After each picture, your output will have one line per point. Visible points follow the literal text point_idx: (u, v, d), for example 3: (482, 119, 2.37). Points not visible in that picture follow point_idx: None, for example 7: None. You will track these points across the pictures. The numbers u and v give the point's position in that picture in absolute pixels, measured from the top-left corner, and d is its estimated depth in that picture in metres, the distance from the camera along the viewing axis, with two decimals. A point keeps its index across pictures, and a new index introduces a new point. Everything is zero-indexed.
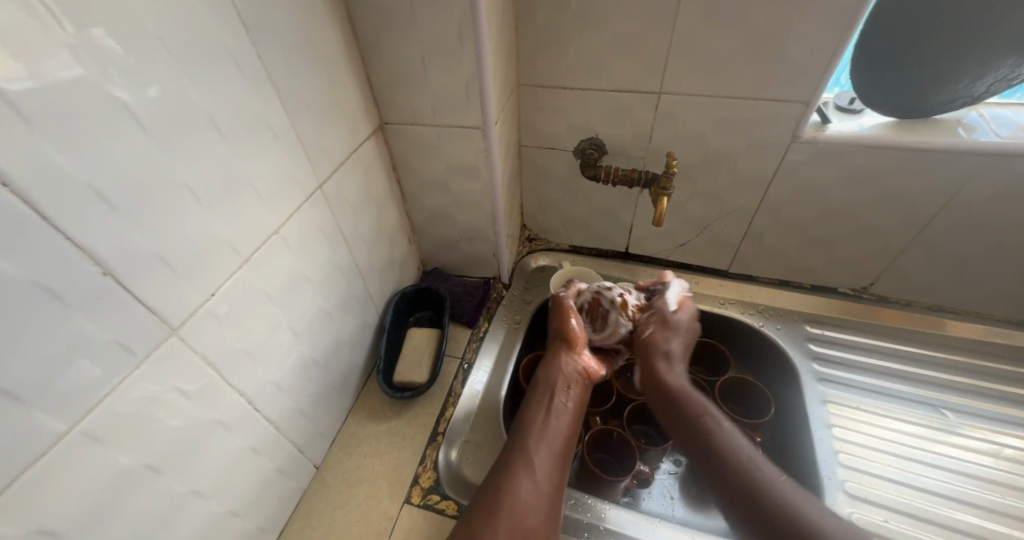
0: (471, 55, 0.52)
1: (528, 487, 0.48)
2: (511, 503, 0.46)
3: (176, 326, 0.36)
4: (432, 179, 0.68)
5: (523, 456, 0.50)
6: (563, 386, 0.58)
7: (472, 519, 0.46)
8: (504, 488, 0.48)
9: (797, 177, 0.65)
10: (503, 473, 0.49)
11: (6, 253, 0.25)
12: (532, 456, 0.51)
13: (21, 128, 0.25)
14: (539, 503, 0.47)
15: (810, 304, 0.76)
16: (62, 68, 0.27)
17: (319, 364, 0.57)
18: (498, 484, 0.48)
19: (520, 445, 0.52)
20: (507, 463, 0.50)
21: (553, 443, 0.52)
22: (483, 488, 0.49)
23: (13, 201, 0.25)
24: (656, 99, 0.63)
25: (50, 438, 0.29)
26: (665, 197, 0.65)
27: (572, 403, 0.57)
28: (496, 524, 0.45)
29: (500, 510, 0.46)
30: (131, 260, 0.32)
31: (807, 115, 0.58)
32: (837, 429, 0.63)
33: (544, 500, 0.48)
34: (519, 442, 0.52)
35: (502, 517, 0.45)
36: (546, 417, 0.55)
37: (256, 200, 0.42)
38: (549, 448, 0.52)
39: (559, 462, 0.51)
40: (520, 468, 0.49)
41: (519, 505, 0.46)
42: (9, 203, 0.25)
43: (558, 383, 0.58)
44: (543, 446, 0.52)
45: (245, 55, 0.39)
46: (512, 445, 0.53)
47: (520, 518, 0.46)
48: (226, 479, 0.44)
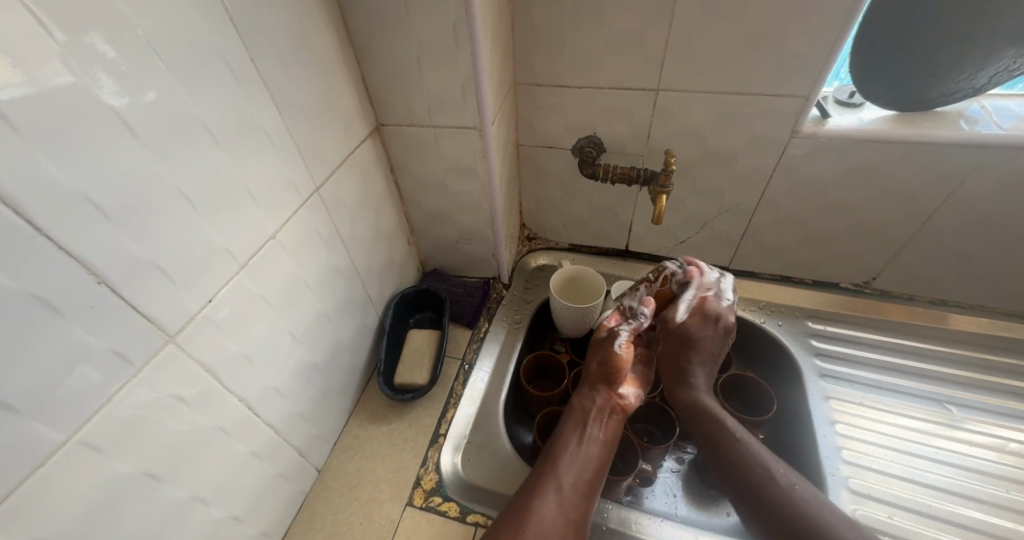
0: (466, 54, 0.52)
1: (556, 514, 0.48)
2: (538, 528, 0.46)
3: (173, 333, 0.36)
4: (430, 179, 0.67)
5: (552, 480, 0.50)
6: (597, 414, 0.56)
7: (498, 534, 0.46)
8: (532, 513, 0.47)
9: (797, 172, 0.64)
10: (527, 498, 0.49)
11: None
12: (562, 481, 0.50)
13: (9, 135, 0.25)
14: (566, 531, 0.47)
15: (811, 299, 0.75)
16: (53, 76, 0.27)
17: (319, 367, 0.57)
18: (526, 507, 0.48)
19: (550, 468, 0.51)
20: (533, 488, 0.50)
21: (584, 472, 0.51)
22: (509, 508, 0.49)
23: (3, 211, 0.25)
24: (653, 96, 0.62)
25: (47, 448, 0.29)
26: (664, 194, 0.65)
27: (606, 432, 0.55)
28: None
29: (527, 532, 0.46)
30: (126, 269, 0.32)
31: (806, 110, 0.58)
32: (840, 425, 0.63)
33: (572, 527, 0.48)
34: (551, 466, 0.52)
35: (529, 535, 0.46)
36: (580, 442, 0.54)
37: (253, 205, 0.42)
38: (578, 475, 0.51)
39: (590, 489, 0.51)
40: (549, 495, 0.49)
41: (548, 530, 0.46)
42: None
43: (592, 411, 0.56)
44: (573, 473, 0.51)
45: (237, 59, 0.39)
46: (542, 465, 0.52)
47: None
48: (227, 484, 0.44)
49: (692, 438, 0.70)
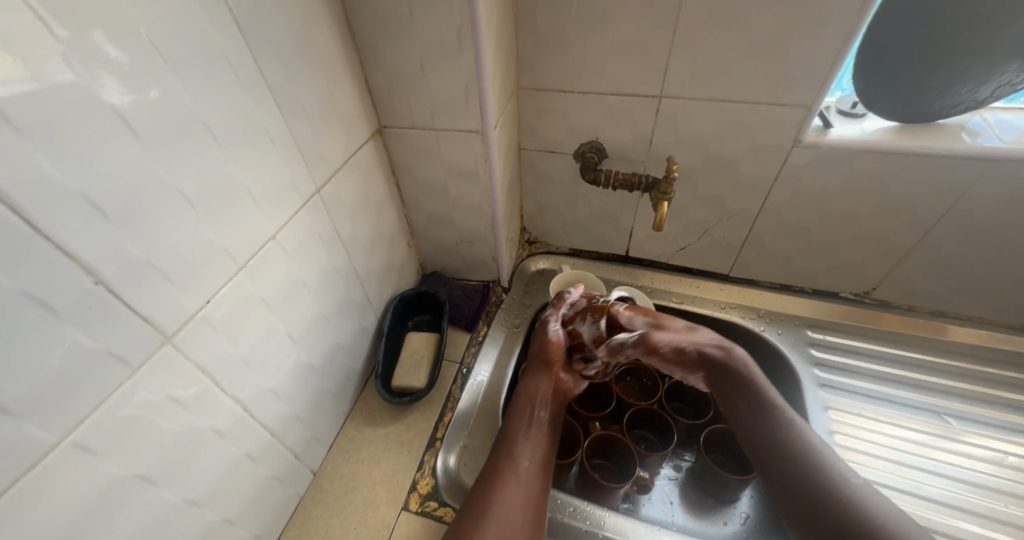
0: (471, 60, 0.52)
1: (516, 497, 0.49)
2: (499, 512, 0.47)
3: (171, 334, 0.36)
4: (431, 182, 0.67)
5: (511, 464, 0.51)
6: (543, 400, 0.59)
7: (463, 520, 0.47)
8: (493, 495, 0.48)
9: (799, 181, 0.64)
10: (489, 487, 0.49)
11: None
12: (519, 464, 0.51)
13: (10, 135, 0.25)
14: (526, 513, 0.48)
15: (811, 308, 0.75)
16: (55, 73, 0.26)
17: (317, 369, 0.57)
18: (486, 495, 0.49)
19: (506, 452, 0.53)
20: (492, 477, 0.50)
21: (537, 453, 0.53)
22: (472, 494, 0.50)
23: (1, 210, 0.25)
24: (656, 102, 0.62)
25: (41, 449, 0.29)
26: (666, 201, 0.64)
27: (549, 415, 0.58)
28: (487, 524, 0.46)
29: (489, 516, 0.47)
30: (124, 269, 0.32)
31: (809, 120, 0.58)
32: (839, 436, 0.63)
33: (532, 506, 0.49)
34: (507, 454, 0.53)
35: (492, 517, 0.47)
36: (530, 426, 0.56)
37: (254, 205, 0.42)
38: (532, 458, 0.53)
39: (544, 468, 0.53)
40: (507, 473, 0.50)
41: (510, 510, 0.47)
42: None
43: (537, 398, 0.58)
44: (528, 455, 0.53)
45: (240, 59, 0.38)
46: (498, 454, 0.53)
47: (510, 519, 0.47)
48: (221, 486, 0.44)
49: (690, 446, 0.70)
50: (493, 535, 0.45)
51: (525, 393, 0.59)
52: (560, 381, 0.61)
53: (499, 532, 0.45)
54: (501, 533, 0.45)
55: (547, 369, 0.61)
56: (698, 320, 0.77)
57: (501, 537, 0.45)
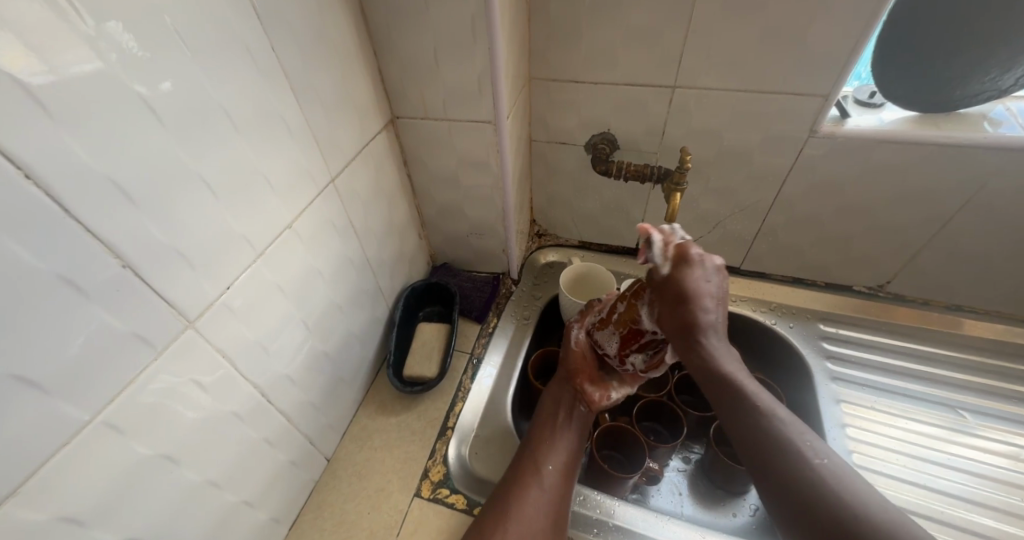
0: (484, 49, 0.52)
1: (539, 499, 0.49)
2: (523, 513, 0.48)
3: (193, 319, 0.37)
4: (443, 173, 0.68)
5: (533, 467, 0.52)
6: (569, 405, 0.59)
7: (484, 520, 0.48)
8: (515, 497, 0.49)
9: (813, 172, 0.63)
10: (509, 489, 0.50)
11: (30, 246, 0.26)
12: (543, 468, 0.52)
13: (42, 119, 0.26)
14: (550, 514, 0.49)
15: (823, 302, 0.75)
16: (80, 62, 0.27)
17: (330, 357, 0.57)
18: (509, 496, 0.50)
19: (530, 456, 0.54)
20: (513, 480, 0.51)
21: (563, 456, 0.54)
22: (494, 495, 0.51)
23: (38, 195, 0.26)
24: (669, 93, 0.62)
25: (72, 428, 0.30)
26: (678, 193, 0.64)
27: (576, 420, 0.58)
28: (507, 525, 0.47)
29: (509, 519, 0.47)
30: (149, 254, 0.32)
31: (826, 110, 0.57)
32: (850, 429, 0.62)
33: (555, 509, 0.49)
34: (531, 457, 0.54)
35: (513, 518, 0.48)
36: (555, 430, 0.56)
37: (271, 193, 0.43)
38: (557, 461, 0.53)
39: (569, 471, 0.53)
40: (530, 475, 0.51)
41: (531, 512, 0.48)
42: (34, 197, 0.26)
43: (562, 408, 0.59)
44: (552, 458, 0.54)
45: (258, 48, 0.39)
46: (522, 458, 0.54)
47: (531, 521, 0.47)
48: (240, 469, 0.45)
49: (700, 438, 0.71)
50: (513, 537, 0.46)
51: (551, 399, 0.60)
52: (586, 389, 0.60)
53: (518, 532, 0.46)
54: (523, 533, 0.46)
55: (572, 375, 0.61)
56: None
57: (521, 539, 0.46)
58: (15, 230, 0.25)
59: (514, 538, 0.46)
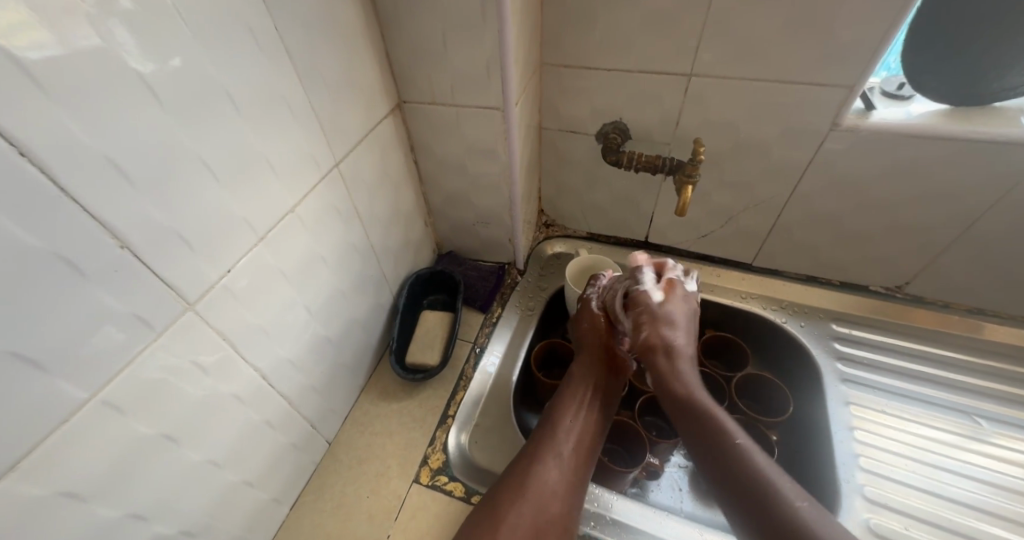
0: (494, 33, 0.50)
1: (557, 477, 0.49)
2: (540, 491, 0.48)
3: (193, 301, 0.36)
4: (449, 160, 0.67)
5: (552, 446, 0.52)
6: (596, 381, 0.59)
7: (498, 496, 0.48)
8: (533, 475, 0.49)
9: (832, 167, 0.61)
10: (526, 468, 0.50)
11: (29, 226, 0.26)
12: (563, 448, 0.52)
13: (38, 95, 0.25)
14: (568, 493, 0.49)
15: (837, 301, 0.73)
16: (82, 37, 0.26)
17: (333, 342, 0.57)
18: (526, 473, 0.49)
19: (550, 434, 0.53)
20: (531, 458, 0.51)
21: (585, 434, 0.54)
22: (507, 473, 0.50)
23: (36, 174, 0.26)
24: (685, 82, 0.60)
25: (71, 406, 0.30)
26: (691, 185, 0.62)
27: (602, 399, 0.57)
28: (523, 502, 0.47)
29: (526, 497, 0.47)
30: (148, 235, 0.32)
31: (851, 101, 0.55)
32: (859, 432, 0.61)
33: (573, 488, 0.49)
34: (551, 434, 0.53)
35: (529, 497, 0.47)
36: (580, 407, 0.56)
37: (273, 177, 0.42)
38: (578, 440, 0.53)
39: (590, 450, 0.53)
40: (549, 454, 0.51)
41: (549, 492, 0.48)
42: (32, 177, 0.25)
43: (588, 381, 0.58)
44: (573, 437, 0.53)
45: (262, 28, 0.38)
46: (542, 435, 0.53)
47: (547, 501, 0.47)
48: (241, 450, 0.45)
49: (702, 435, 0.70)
50: (528, 517, 0.46)
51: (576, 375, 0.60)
52: (615, 362, 0.60)
53: (534, 511, 0.46)
54: (539, 511, 0.46)
55: (598, 349, 0.61)
56: (718, 309, 0.76)
57: (536, 518, 0.46)
58: (12, 206, 0.25)
59: (529, 516, 0.46)
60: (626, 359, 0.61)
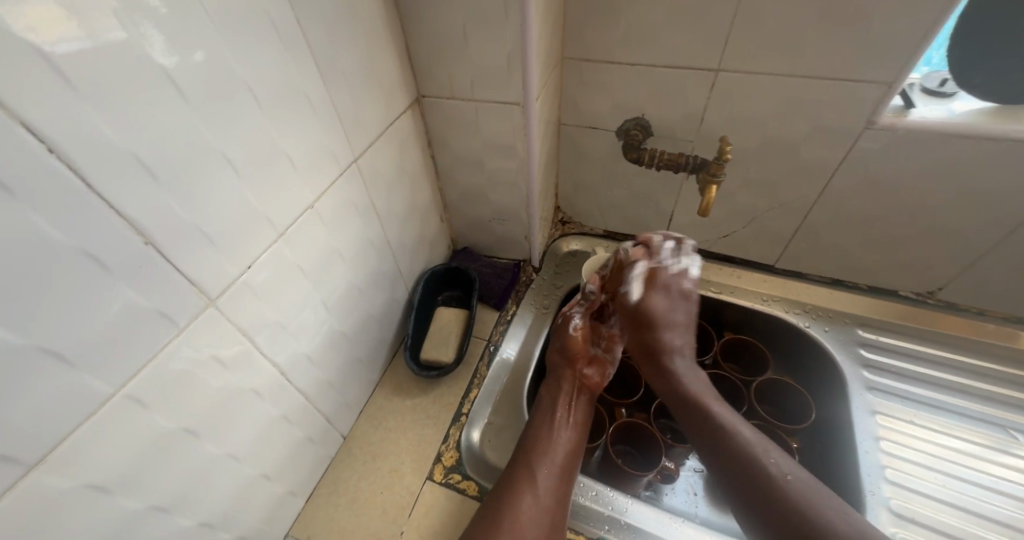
0: (516, 26, 0.49)
1: (535, 504, 0.49)
2: (518, 520, 0.47)
3: (214, 297, 0.36)
4: (467, 155, 0.66)
5: (526, 470, 0.51)
6: (568, 398, 0.59)
7: (476, 528, 0.47)
8: (508, 503, 0.49)
9: (864, 167, 0.59)
10: (503, 494, 0.50)
11: (55, 221, 0.26)
12: (537, 472, 0.51)
13: (64, 89, 0.25)
14: (546, 520, 0.48)
15: (864, 306, 0.71)
16: (106, 30, 0.26)
17: (349, 337, 0.57)
18: (503, 501, 0.49)
19: (524, 457, 0.53)
20: (507, 484, 0.51)
21: (561, 454, 0.53)
22: (486, 501, 0.50)
23: (62, 169, 0.26)
24: (712, 77, 0.58)
25: (96, 400, 0.30)
26: (715, 185, 0.60)
27: (575, 416, 0.57)
28: (501, 532, 0.46)
29: (503, 527, 0.47)
30: (171, 231, 0.32)
31: (888, 99, 0.52)
32: (885, 442, 0.59)
33: (551, 514, 0.49)
34: (525, 457, 0.53)
35: (506, 526, 0.47)
36: (554, 427, 0.56)
37: (293, 173, 0.42)
38: (554, 462, 0.52)
39: (567, 471, 0.52)
40: (524, 478, 0.51)
41: (527, 520, 0.47)
42: (58, 173, 0.25)
43: (560, 398, 0.58)
44: (548, 459, 0.52)
45: (284, 22, 0.38)
46: (517, 460, 0.53)
47: (525, 529, 0.47)
48: (259, 443, 0.45)
49: None
50: None
51: (547, 394, 0.60)
52: (586, 375, 0.61)
53: None
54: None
55: (570, 365, 0.61)
56: (738, 311, 0.74)
57: None
58: (38, 202, 0.25)
59: None
60: (597, 370, 0.62)
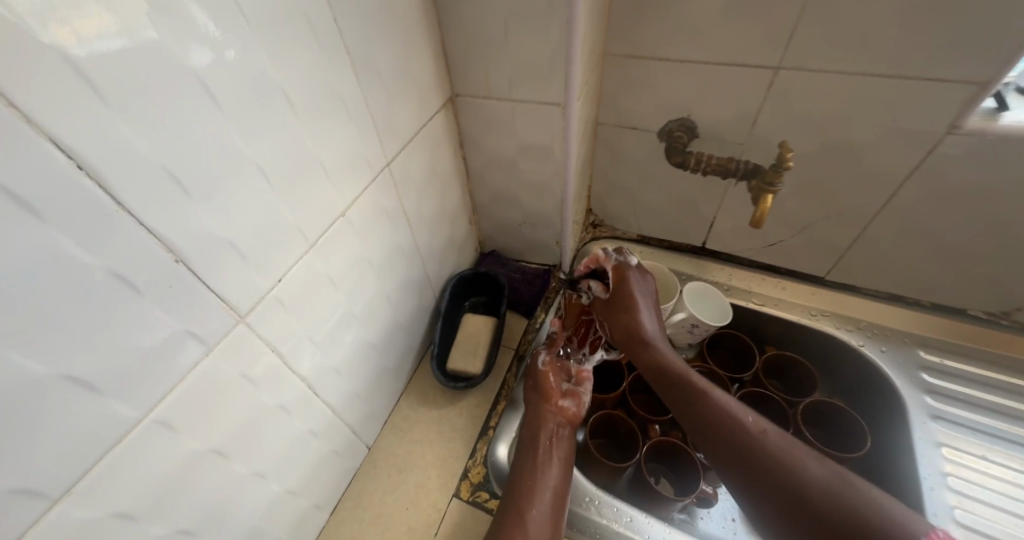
0: (562, 21, 0.45)
1: None
2: None
3: (244, 313, 0.34)
4: (500, 157, 0.63)
5: (516, 517, 0.49)
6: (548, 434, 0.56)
7: None
8: None
9: (941, 177, 0.53)
10: None
11: (82, 242, 0.24)
12: (528, 520, 0.48)
13: (93, 99, 0.23)
14: None
15: (925, 325, 0.65)
16: (133, 28, 0.23)
17: (376, 347, 0.55)
18: None
19: (512, 503, 0.50)
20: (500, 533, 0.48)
21: (552, 497, 0.51)
22: None
23: (90, 185, 0.23)
24: (771, 75, 0.53)
25: (123, 428, 0.28)
26: (771, 195, 0.56)
27: (557, 453, 0.54)
28: None
29: None
30: (203, 247, 0.30)
31: (979, 101, 0.47)
32: (953, 479, 0.54)
33: None
34: (514, 503, 0.50)
35: None
36: (539, 467, 0.53)
37: (325, 180, 0.39)
38: (543, 507, 0.50)
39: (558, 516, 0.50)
40: (514, 526, 0.48)
41: None
42: (85, 189, 0.23)
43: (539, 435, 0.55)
44: (537, 504, 0.50)
45: (320, 19, 0.35)
46: (507, 506, 0.51)
47: None
48: (285, 460, 0.44)
49: None
50: None
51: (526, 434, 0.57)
52: (564, 408, 0.57)
53: None
54: None
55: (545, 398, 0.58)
56: (782, 326, 0.70)
57: None
58: (64, 222, 0.23)
59: None
60: (575, 401, 0.59)
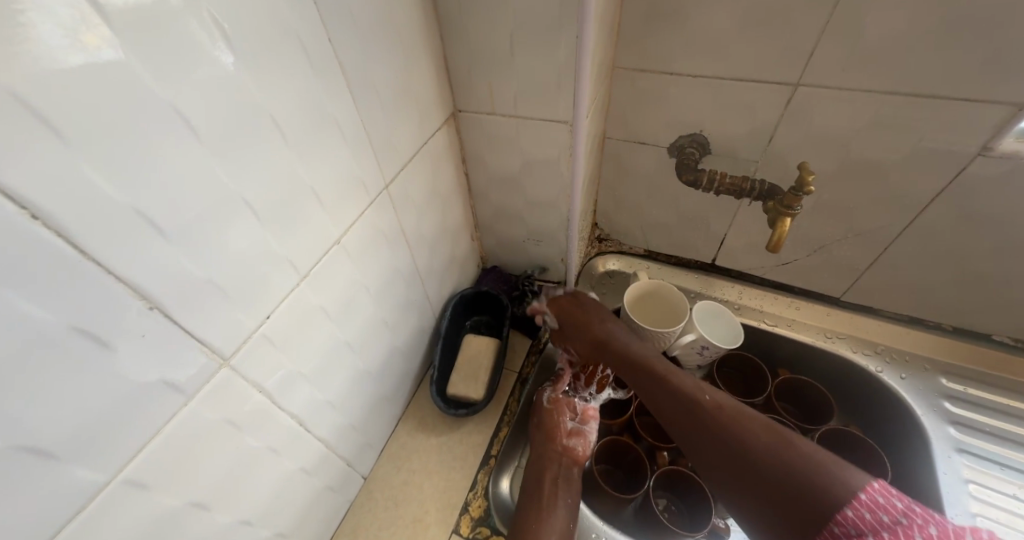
0: (572, 37, 0.43)
1: None
2: None
3: (228, 356, 0.32)
4: (504, 174, 0.60)
5: None
6: (554, 474, 0.54)
7: None
8: None
9: (968, 200, 0.51)
10: None
11: (38, 298, 0.21)
12: None
13: (48, 138, 0.20)
14: None
15: (947, 350, 0.62)
16: (91, 53, 0.20)
17: (373, 375, 0.52)
18: None
19: None
20: None
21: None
22: None
23: (45, 234, 0.21)
24: (789, 91, 0.51)
25: (88, 494, 0.25)
26: (790, 218, 0.53)
27: (563, 493, 0.52)
28: None
29: None
30: (181, 291, 0.27)
31: (1015, 122, 0.44)
32: (983, 520, 0.51)
33: None
34: None
35: None
36: (543, 508, 0.50)
37: (319, 207, 0.37)
38: None
39: None
40: None
41: None
42: (40, 238, 0.21)
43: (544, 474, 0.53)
44: None
45: (313, 37, 0.32)
46: None
47: None
48: (274, 503, 0.41)
49: None
50: None
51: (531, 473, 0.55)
52: (570, 446, 0.56)
53: None
54: None
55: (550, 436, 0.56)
56: (794, 348, 0.67)
57: None
58: (15, 278, 0.20)
59: None
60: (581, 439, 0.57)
